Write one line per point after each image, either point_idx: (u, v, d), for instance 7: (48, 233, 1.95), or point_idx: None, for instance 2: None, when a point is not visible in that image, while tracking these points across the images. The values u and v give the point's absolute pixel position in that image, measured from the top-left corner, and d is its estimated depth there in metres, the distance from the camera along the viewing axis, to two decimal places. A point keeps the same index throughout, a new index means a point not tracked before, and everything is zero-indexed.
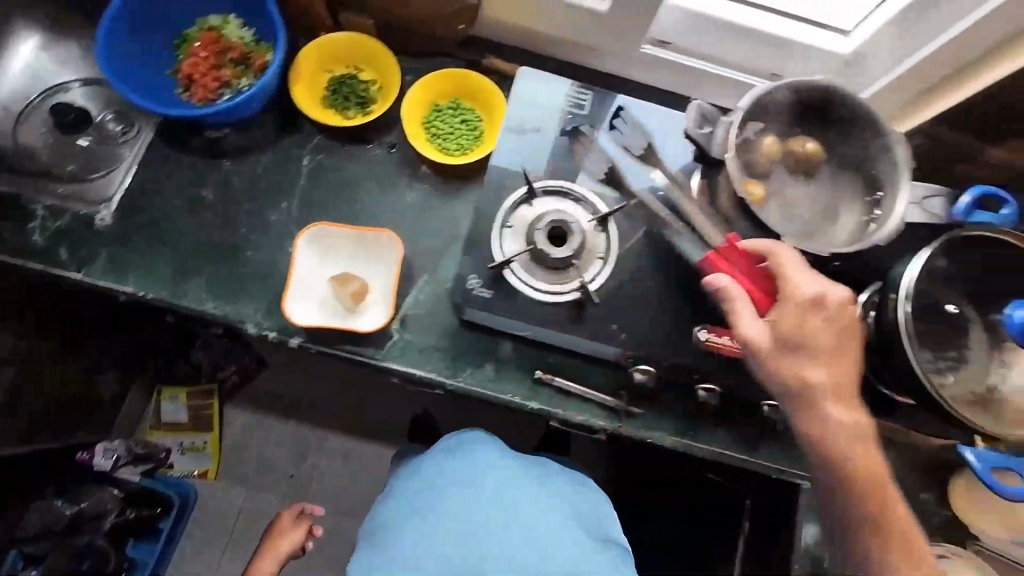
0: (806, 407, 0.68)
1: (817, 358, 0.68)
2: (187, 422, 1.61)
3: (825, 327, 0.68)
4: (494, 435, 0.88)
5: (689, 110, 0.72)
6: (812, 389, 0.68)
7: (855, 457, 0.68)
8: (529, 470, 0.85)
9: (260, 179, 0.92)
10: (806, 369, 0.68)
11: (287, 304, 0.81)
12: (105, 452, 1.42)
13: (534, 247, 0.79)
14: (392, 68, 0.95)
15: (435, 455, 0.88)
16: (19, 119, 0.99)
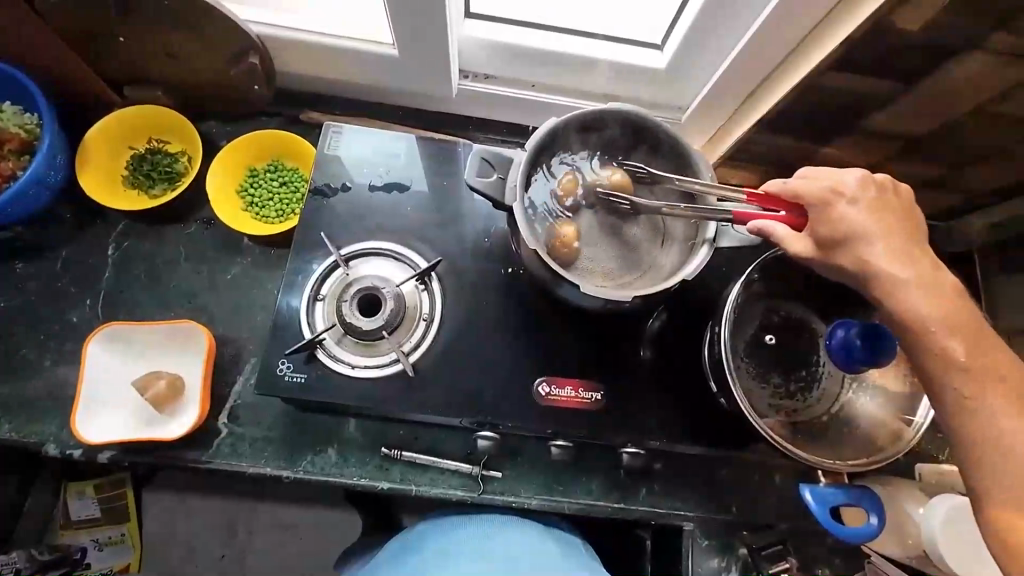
0: (904, 307, 0.55)
1: (881, 241, 0.56)
2: (101, 515, 1.37)
3: (870, 213, 0.56)
4: (435, 518, 0.84)
5: (470, 158, 0.66)
6: (897, 278, 0.55)
7: (964, 338, 0.53)
8: (472, 538, 0.80)
9: (61, 277, 0.85)
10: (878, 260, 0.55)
11: (80, 419, 0.73)
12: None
13: (342, 320, 0.72)
14: (196, 140, 0.89)
15: (387, 556, 0.83)
16: None
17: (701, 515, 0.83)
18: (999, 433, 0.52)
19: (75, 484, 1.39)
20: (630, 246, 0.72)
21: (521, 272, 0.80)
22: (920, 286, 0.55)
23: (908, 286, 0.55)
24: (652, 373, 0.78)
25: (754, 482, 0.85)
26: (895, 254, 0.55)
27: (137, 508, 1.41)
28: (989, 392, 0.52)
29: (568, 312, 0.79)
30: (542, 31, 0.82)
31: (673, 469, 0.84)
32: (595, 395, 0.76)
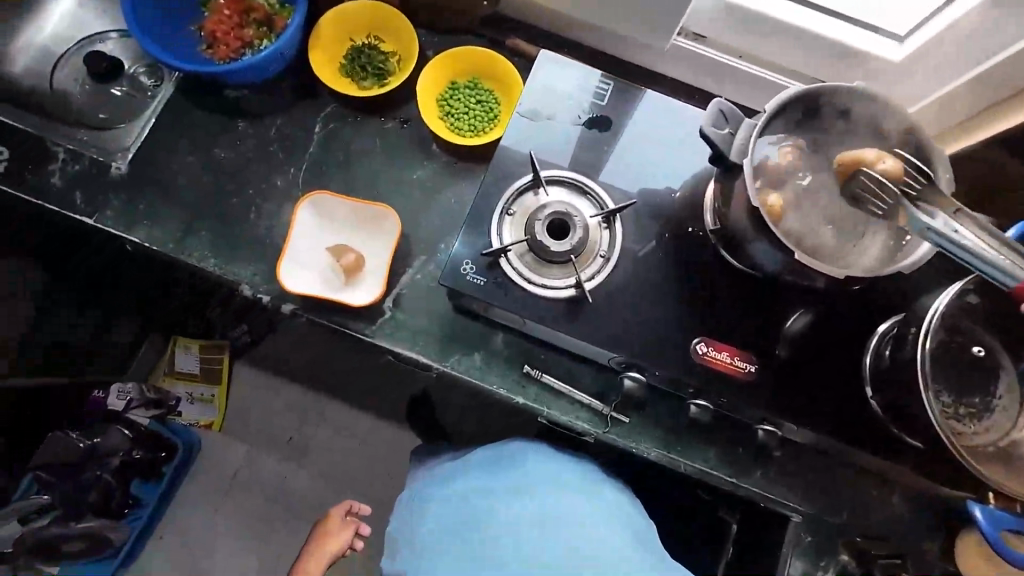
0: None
1: None
2: (198, 373, 1.66)
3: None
4: (526, 445, 0.88)
5: (708, 107, 0.66)
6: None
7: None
8: (551, 480, 0.83)
9: (271, 142, 0.93)
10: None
11: (282, 269, 0.82)
12: (119, 392, 1.45)
13: (532, 238, 0.76)
14: (412, 43, 0.93)
15: (479, 464, 0.88)
16: (77, 78, 1.10)
17: (811, 512, 0.84)
18: None
19: (184, 341, 1.65)
20: (836, 226, 0.71)
21: (701, 234, 0.81)
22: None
23: None
24: (808, 362, 0.78)
25: (870, 496, 0.84)
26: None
27: (228, 375, 1.71)
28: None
29: (739, 284, 0.80)
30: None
31: (793, 461, 0.85)
32: (749, 366, 0.77)
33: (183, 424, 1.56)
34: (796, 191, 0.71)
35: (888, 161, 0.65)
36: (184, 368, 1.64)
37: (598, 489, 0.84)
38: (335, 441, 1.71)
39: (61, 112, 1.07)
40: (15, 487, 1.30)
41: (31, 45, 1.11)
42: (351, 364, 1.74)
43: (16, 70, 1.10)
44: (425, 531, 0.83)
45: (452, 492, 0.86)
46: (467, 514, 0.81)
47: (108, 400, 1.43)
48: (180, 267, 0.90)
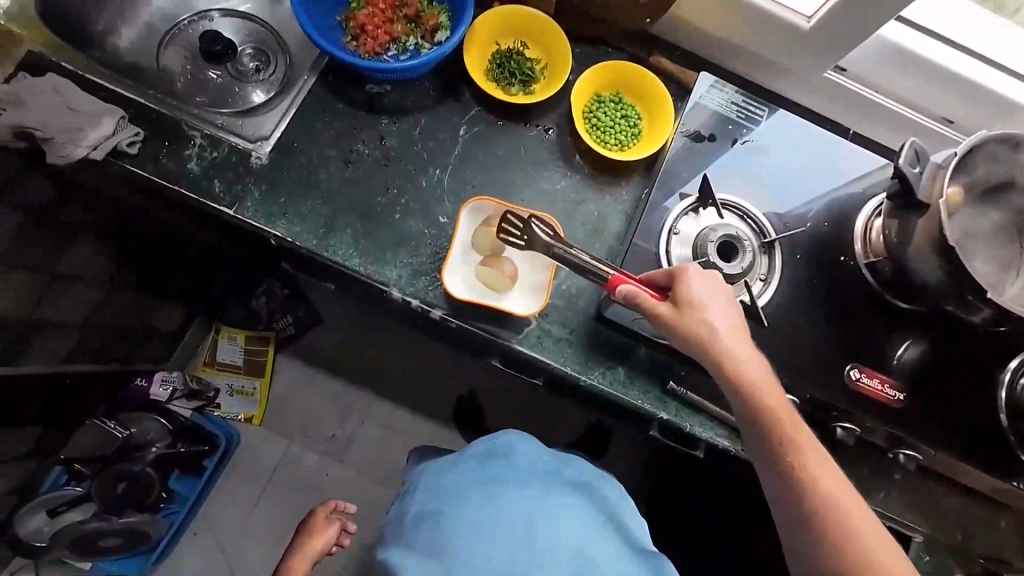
0: (718, 360, 0.70)
1: (734, 349, 0.70)
2: (241, 365, 1.63)
3: (717, 298, 0.71)
4: (518, 435, 0.94)
5: (903, 147, 0.69)
6: (702, 340, 0.70)
7: (766, 401, 0.68)
8: (540, 468, 0.90)
9: (415, 142, 0.91)
10: (708, 322, 0.70)
11: (444, 274, 0.83)
12: (162, 381, 1.42)
13: (704, 259, 0.78)
14: (564, 52, 0.93)
15: (469, 456, 0.91)
16: (184, 56, 1.05)
17: (929, 532, 0.88)
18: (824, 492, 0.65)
19: (227, 331, 1.64)
20: (1000, 264, 0.76)
21: (851, 264, 0.85)
22: (719, 349, 0.69)
23: (755, 363, 0.70)
24: (948, 393, 0.82)
25: (979, 519, 0.90)
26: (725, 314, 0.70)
27: (270, 369, 1.66)
28: (787, 433, 0.67)
29: (886, 314, 0.83)
30: (942, 45, 0.84)
31: (915, 483, 0.89)
32: (899, 395, 0.80)
33: (221, 416, 1.59)
34: (965, 219, 0.75)
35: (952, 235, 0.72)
36: (227, 358, 1.62)
37: (583, 474, 0.93)
38: (387, 440, 1.68)
39: (170, 90, 1.02)
40: (43, 478, 1.33)
41: (137, 18, 1.05)
42: (406, 362, 1.71)
43: (120, 43, 1.04)
44: (415, 515, 0.87)
45: (447, 484, 0.88)
46: (458, 499, 0.85)
47: (151, 389, 1.41)
48: (318, 265, 0.87)
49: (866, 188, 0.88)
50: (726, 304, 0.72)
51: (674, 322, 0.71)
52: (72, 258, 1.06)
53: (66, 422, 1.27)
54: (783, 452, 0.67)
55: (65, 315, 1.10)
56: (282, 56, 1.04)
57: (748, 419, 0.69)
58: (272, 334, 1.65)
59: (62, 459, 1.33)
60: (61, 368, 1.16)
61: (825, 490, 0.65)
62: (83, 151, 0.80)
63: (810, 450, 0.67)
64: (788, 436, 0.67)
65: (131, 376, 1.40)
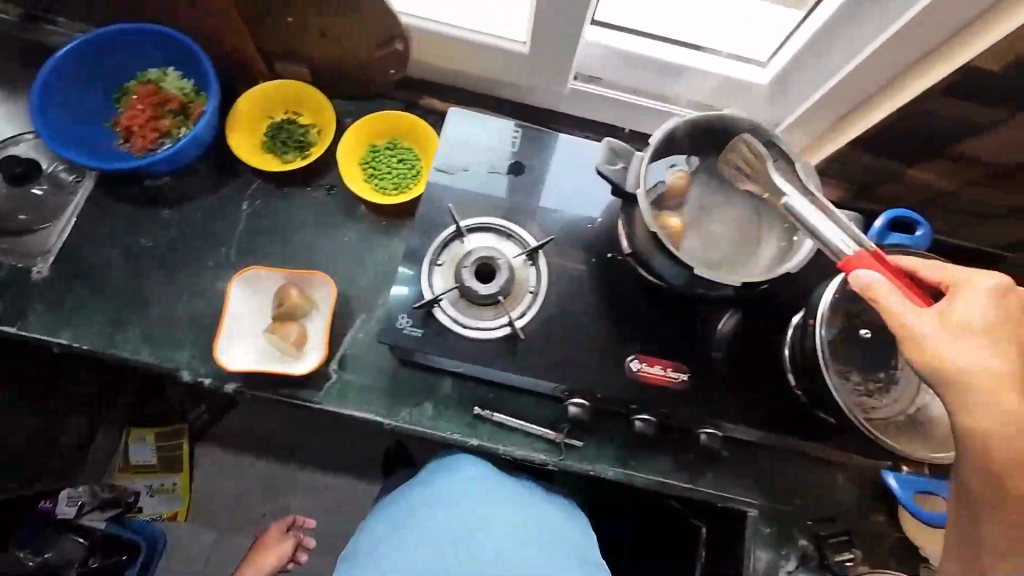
0: (969, 397, 0.53)
1: (997, 353, 0.53)
2: (157, 463, 1.53)
3: (986, 315, 0.55)
4: (479, 460, 0.85)
5: (600, 147, 0.73)
6: (967, 372, 0.53)
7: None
8: (509, 499, 0.81)
9: (198, 225, 0.94)
10: (963, 350, 0.53)
11: (218, 347, 0.82)
12: (69, 498, 1.33)
13: (462, 285, 0.80)
14: (330, 114, 0.98)
15: (428, 484, 0.83)
16: None
17: (765, 503, 0.87)
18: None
19: (138, 431, 1.55)
20: (733, 245, 0.79)
21: (618, 259, 0.86)
22: (985, 383, 0.53)
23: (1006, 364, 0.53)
24: (736, 364, 0.84)
25: (816, 479, 0.89)
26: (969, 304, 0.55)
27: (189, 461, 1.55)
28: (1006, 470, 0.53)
29: (662, 299, 0.85)
30: (660, 42, 0.90)
31: (743, 457, 0.89)
32: (681, 375, 0.82)
33: (143, 521, 1.47)
34: (693, 209, 0.80)
35: (668, 218, 0.77)
36: (141, 460, 1.53)
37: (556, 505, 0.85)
38: None
39: None
40: None
41: None
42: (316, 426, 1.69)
43: None
44: (371, 545, 0.80)
45: (405, 515, 0.80)
46: (395, 534, 0.79)
47: (57, 508, 1.31)
48: (113, 362, 0.88)
49: None
50: (1000, 319, 0.55)
51: (924, 345, 0.54)
52: None
53: None
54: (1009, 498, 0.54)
55: None
56: None
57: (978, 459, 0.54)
58: (185, 425, 1.57)
59: None
60: None
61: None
62: None
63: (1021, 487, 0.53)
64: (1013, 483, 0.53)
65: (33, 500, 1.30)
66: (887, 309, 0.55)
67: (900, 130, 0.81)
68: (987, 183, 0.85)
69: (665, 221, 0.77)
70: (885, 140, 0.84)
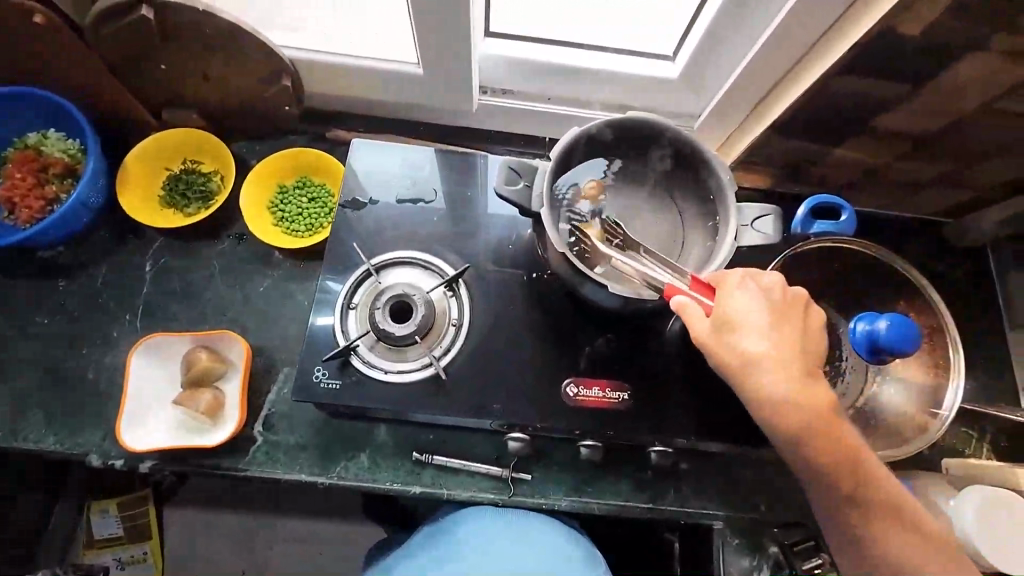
0: (757, 385, 0.61)
1: (771, 344, 0.61)
2: (123, 534, 1.44)
3: (759, 310, 0.62)
4: (482, 512, 0.83)
5: (499, 167, 0.69)
6: (745, 366, 0.61)
7: (812, 411, 0.60)
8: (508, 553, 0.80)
9: (100, 294, 0.88)
10: (740, 345, 0.61)
11: (121, 428, 0.76)
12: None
13: (376, 327, 0.75)
14: (229, 159, 0.92)
15: (427, 539, 0.84)
16: None
17: (731, 514, 0.83)
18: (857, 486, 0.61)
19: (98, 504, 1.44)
20: None
21: (545, 277, 0.82)
22: (762, 371, 0.61)
23: (776, 349, 0.61)
24: (680, 373, 0.80)
25: (781, 480, 0.85)
26: (742, 304, 0.63)
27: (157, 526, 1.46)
28: (804, 442, 0.61)
29: (595, 314, 0.81)
30: (562, 47, 0.86)
31: (703, 468, 0.85)
32: (622, 394, 0.78)
33: None
34: (619, 242, 0.72)
35: (591, 235, 0.72)
36: (106, 533, 1.43)
37: (564, 550, 0.82)
38: None
39: None
40: None
41: None
42: None
43: None
44: None
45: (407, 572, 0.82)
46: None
47: None
48: (18, 454, 0.81)
49: None
50: (767, 309, 0.63)
51: (713, 347, 0.62)
52: None
53: None
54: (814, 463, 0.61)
55: None
56: None
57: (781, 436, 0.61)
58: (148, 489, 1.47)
59: None
60: None
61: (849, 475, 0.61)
62: None
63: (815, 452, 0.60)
64: (808, 452, 0.61)
65: None
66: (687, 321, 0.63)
67: (812, 112, 0.79)
68: (908, 154, 0.83)
69: (586, 236, 0.72)
70: (800, 123, 0.82)
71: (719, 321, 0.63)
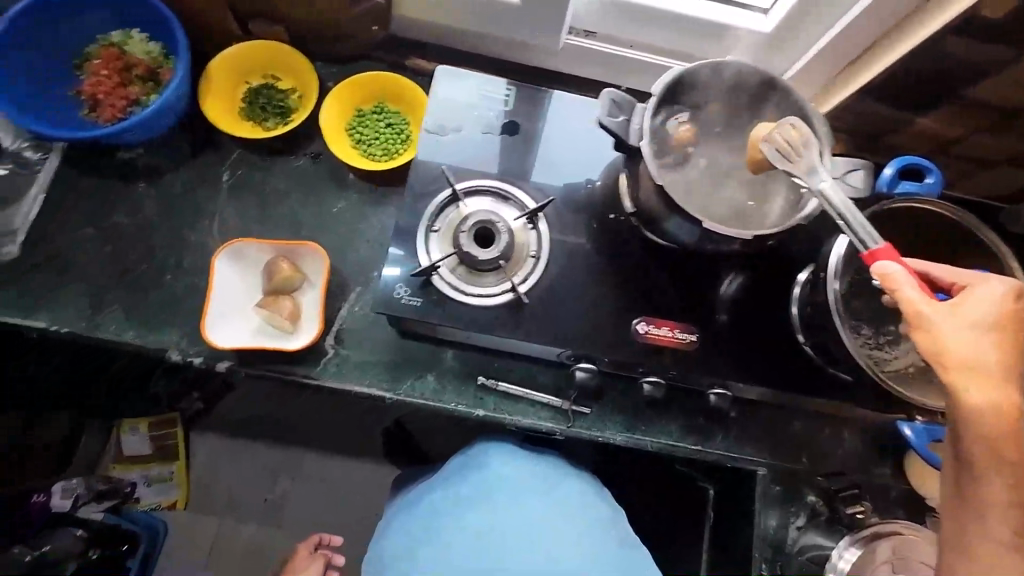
0: (966, 379, 0.53)
1: (997, 345, 0.54)
2: (151, 453, 1.46)
3: (988, 306, 0.55)
4: (500, 446, 0.88)
5: (601, 98, 0.69)
6: (971, 359, 0.53)
7: (1010, 423, 0.54)
8: (531, 484, 0.84)
9: (178, 199, 0.88)
10: (965, 337, 0.53)
11: (209, 324, 0.78)
12: (63, 491, 1.30)
13: (460, 250, 0.76)
14: (310, 77, 0.92)
15: (446, 475, 0.88)
16: None
17: (774, 463, 0.87)
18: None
19: (128, 422, 1.47)
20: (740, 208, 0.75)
21: (622, 220, 0.83)
22: (984, 370, 0.53)
23: (1006, 352, 0.54)
24: (745, 323, 0.82)
25: (822, 435, 0.89)
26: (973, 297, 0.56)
27: (184, 451, 1.49)
28: (998, 451, 0.54)
29: (667, 259, 0.83)
30: None
31: (750, 417, 0.88)
32: (689, 337, 0.80)
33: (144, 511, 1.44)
34: (779, 148, 0.67)
35: (791, 127, 0.67)
36: (133, 451, 1.46)
37: (585, 497, 0.85)
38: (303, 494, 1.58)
39: None
40: None
41: None
42: None
43: None
44: (395, 542, 0.83)
45: (426, 505, 0.85)
46: (428, 534, 0.81)
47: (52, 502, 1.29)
48: (96, 345, 0.83)
49: None
50: (1001, 310, 0.56)
51: (938, 330, 0.54)
52: None
53: None
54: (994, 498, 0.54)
55: None
56: None
57: (984, 448, 0.54)
58: (178, 414, 1.50)
59: None
60: None
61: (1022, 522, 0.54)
62: None
63: (1009, 477, 0.54)
64: (1000, 462, 0.54)
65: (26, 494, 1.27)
66: (906, 299, 0.54)
67: (906, 76, 0.79)
68: (989, 131, 0.84)
69: (796, 121, 0.67)
70: (891, 87, 0.82)
71: (944, 307, 0.55)
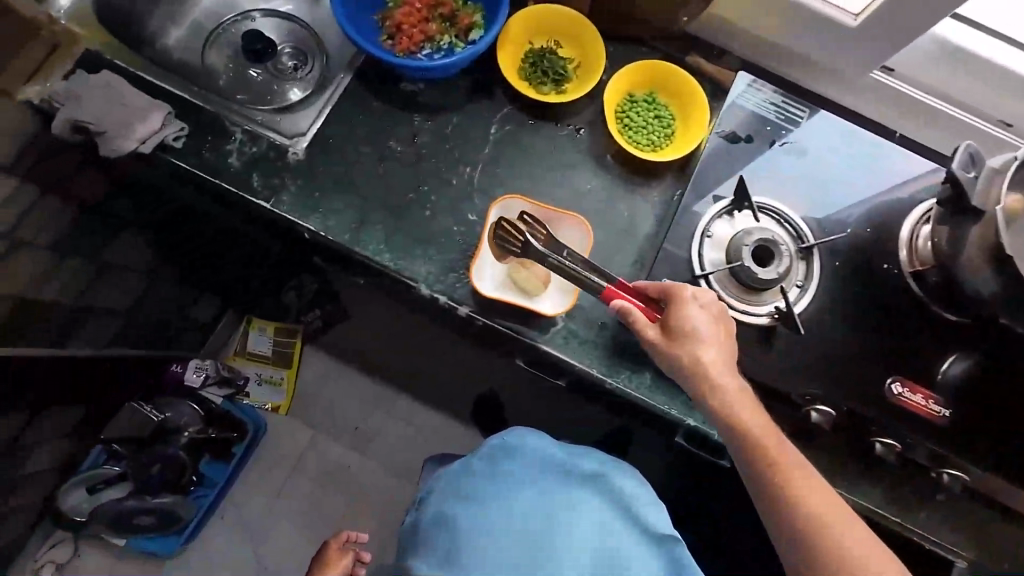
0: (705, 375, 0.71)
1: (702, 344, 0.72)
2: (270, 355, 1.47)
3: (695, 319, 0.73)
4: (536, 431, 0.87)
5: (956, 150, 0.70)
6: (697, 360, 0.72)
7: (760, 423, 0.70)
8: (564, 474, 0.83)
9: (447, 140, 0.91)
10: (692, 345, 0.72)
11: (475, 270, 0.84)
12: (195, 367, 1.33)
13: (738, 263, 0.79)
14: (598, 52, 0.92)
15: (482, 456, 0.86)
16: (207, 41, 1.05)
17: (981, 560, 0.81)
18: (822, 504, 0.66)
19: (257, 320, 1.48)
20: None
21: (896, 273, 0.84)
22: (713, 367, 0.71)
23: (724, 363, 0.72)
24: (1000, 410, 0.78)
25: None
26: (696, 314, 0.73)
27: (298, 360, 1.50)
28: (757, 439, 0.69)
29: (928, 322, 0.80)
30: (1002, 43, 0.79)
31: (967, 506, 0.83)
32: (943, 411, 0.80)
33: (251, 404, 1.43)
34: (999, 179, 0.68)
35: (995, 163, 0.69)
36: (256, 348, 1.47)
37: (629, 491, 0.83)
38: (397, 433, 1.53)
39: (196, 78, 1.02)
40: (84, 457, 1.28)
41: (184, 19, 1.06)
42: None
43: (168, 42, 1.05)
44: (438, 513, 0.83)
45: (464, 483, 0.84)
46: (453, 494, 0.84)
47: (185, 375, 1.32)
48: (349, 258, 0.89)
49: (914, 193, 0.87)
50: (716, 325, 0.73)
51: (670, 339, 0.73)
52: (118, 249, 1.08)
53: (103, 396, 1.21)
54: (784, 505, 0.66)
55: (110, 302, 1.10)
56: (319, 57, 1.00)
57: (754, 439, 0.69)
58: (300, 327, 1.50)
59: (103, 439, 1.28)
60: (104, 352, 1.14)
61: (819, 532, 0.64)
62: (134, 145, 0.84)
63: (801, 470, 0.67)
64: (777, 454, 0.68)
65: (166, 361, 1.32)
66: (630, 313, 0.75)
67: None
68: None
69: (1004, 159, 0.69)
70: None
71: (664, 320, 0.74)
